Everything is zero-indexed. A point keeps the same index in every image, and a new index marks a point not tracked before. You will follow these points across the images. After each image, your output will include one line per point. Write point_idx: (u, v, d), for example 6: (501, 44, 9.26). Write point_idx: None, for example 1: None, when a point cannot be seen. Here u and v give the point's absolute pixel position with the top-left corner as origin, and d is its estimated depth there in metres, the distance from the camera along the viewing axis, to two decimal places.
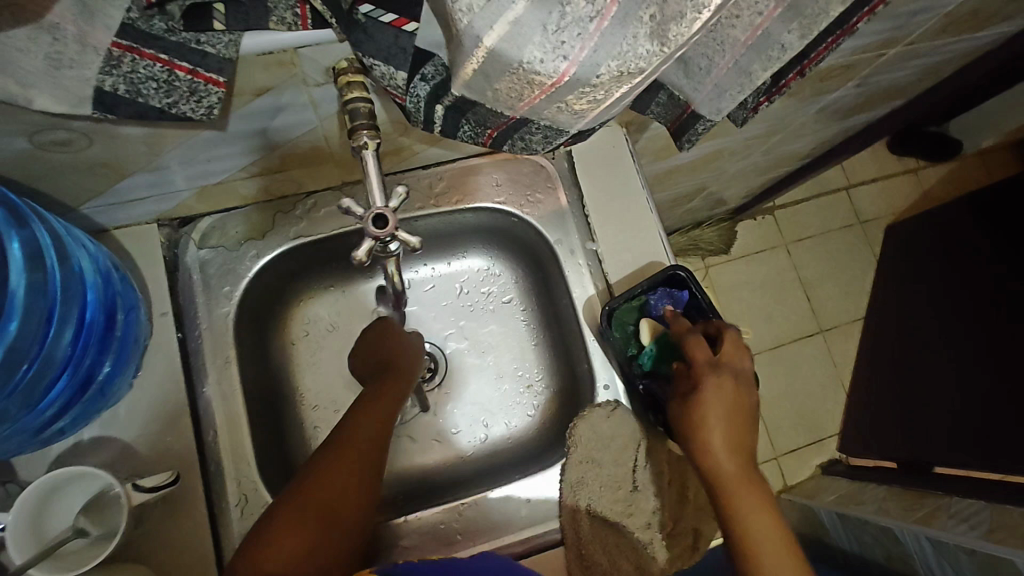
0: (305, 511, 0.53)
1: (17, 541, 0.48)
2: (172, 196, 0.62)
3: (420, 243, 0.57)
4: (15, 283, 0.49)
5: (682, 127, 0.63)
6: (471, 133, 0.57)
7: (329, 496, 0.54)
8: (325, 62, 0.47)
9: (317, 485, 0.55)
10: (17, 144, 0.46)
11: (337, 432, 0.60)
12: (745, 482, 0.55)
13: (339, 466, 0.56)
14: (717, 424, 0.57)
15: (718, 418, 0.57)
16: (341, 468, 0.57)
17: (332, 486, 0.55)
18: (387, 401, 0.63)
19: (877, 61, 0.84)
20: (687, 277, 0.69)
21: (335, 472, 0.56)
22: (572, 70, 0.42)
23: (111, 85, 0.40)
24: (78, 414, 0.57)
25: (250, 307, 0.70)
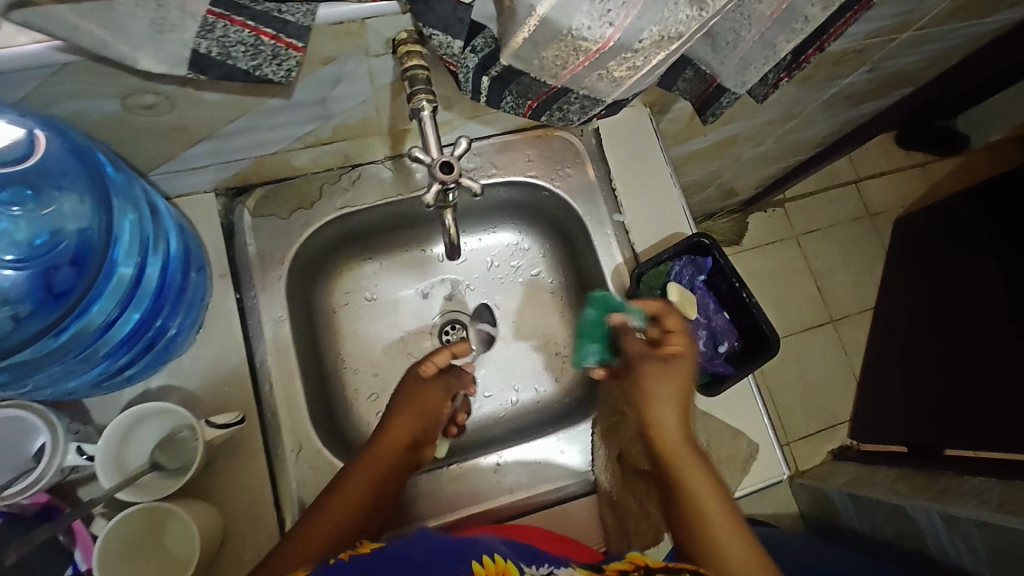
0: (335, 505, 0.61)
1: (105, 468, 0.55)
2: (231, 164, 0.67)
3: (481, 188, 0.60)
4: (122, 242, 0.55)
5: (707, 101, 0.68)
6: (513, 104, 0.61)
7: (361, 493, 0.62)
8: (387, 33, 0.52)
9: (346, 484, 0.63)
10: (109, 106, 0.51)
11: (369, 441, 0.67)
12: (689, 458, 0.61)
13: (367, 471, 0.64)
14: (668, 408, 0.63)
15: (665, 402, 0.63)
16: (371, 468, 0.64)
17: (360, 486, 0.63)
18: (416, 410, 0.70)
19: (889, 46, 0.88)
20: (710, 245, 0.73)
21: (362, 473, 0.64)
22: (617, 35, 0.47)
23: (205, 48, 0.44)
24: (148, 364, 0.62)
25: (299, 272, 0.75)
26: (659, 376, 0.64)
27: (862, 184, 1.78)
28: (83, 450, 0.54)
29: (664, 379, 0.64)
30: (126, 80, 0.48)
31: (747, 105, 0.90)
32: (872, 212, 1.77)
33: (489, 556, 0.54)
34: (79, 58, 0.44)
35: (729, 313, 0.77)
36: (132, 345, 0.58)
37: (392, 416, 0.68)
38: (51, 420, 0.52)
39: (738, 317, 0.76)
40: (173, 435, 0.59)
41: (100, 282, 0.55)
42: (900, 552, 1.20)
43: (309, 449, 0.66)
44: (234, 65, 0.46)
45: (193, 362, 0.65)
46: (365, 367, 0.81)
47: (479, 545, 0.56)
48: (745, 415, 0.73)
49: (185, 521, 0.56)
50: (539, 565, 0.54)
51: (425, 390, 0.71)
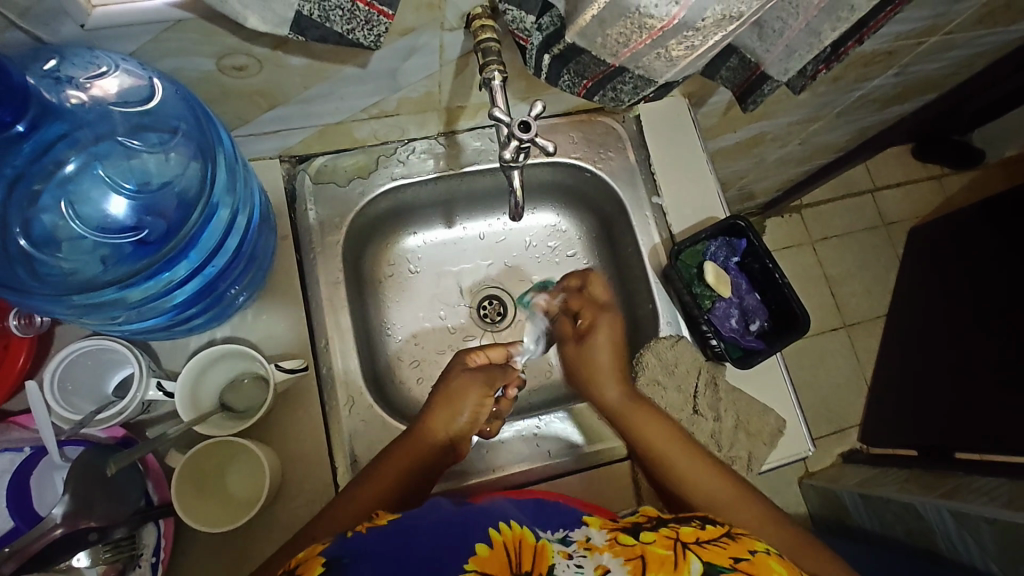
0: (372, 491, 0.61)
1: (184, 403, 0.59)
2: (298, 133, 0.71)
3: (553, 149, 0.59)
4: (217, 199, 0.57)
5: (750, 88, 0.71)
6: (570, 83, 0.65)
7: (395, 478, 0.62)
8: (464, 7, 0.56)
9: (385, 464, 0.63)
10: (205, 66, 0.54)
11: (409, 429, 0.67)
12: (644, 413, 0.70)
13: (404, 457, 0.64)
14: (604, 378, 0.74)
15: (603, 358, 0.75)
16: (407, 453, 0.64)
17: (397, 470, 0.63)
18: (456, 403, 0.68)
19: (917, 50, 0.92)
20: (746, 227, 0.78)
21: (398, 460, 0.63)
22: (682, 14, 0.51)
23: (308, 10, 0.48)
24: (216, 314, 0.65)
25: (352, 239, 0.78)
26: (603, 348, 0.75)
27: (878, 193, 1.81)
28: (163, 386, 0.59)
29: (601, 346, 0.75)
30: (228, 40, 0.52)
31: (779, 101, 0.94)
32: (888, 221, 1.79)
33: (504, 523, 0.51)
34: (192, 16, 0.48)
35: (761, 294, 0.80)
36: (199, 301, 0.62)
37: (432, 406, 0.68)
38: (137, 356, 0.57)
39: (769, 296, 0.80)
40: (240, 380, 0.64)
41: (195, 232, 0.57)
42: (910, 550, 1.21)
43: (360, 402, 0.70)
44: (330, 28, 0.50)
45: (254, 315, 0.69)
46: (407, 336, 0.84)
47: (492, 511, 0.53)
48: (774, 390, 0.76)
49: (252, 459, 0.60)
50: (553, 530, 0.52)
51: (465, 379, 0.70)
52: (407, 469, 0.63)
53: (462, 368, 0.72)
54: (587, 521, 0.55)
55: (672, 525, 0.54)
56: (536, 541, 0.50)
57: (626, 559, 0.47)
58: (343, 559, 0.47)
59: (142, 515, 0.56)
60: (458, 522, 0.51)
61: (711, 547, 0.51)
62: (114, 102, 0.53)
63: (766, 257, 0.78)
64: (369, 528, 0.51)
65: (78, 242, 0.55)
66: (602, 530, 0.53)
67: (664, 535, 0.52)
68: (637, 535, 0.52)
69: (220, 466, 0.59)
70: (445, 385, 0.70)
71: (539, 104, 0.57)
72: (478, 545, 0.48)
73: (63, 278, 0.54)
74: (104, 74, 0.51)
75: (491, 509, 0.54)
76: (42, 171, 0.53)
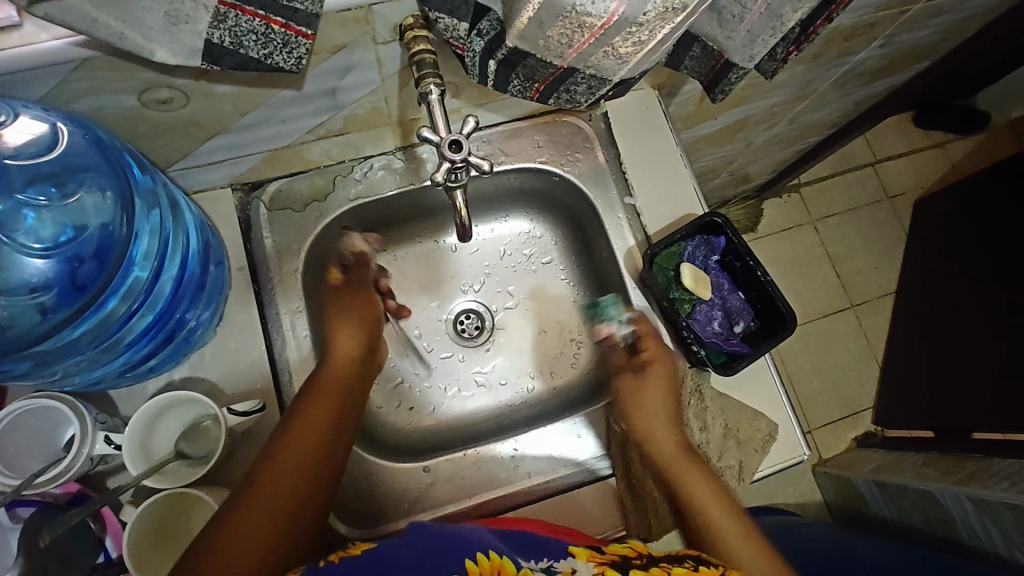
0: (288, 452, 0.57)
1: (131, 456, 0.57)
2: (243, 160, 0.68)
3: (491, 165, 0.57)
4: (139, 230, 0.54)
5: (716, 77, 0.67)
6: (520, 88, 0.61)
7: (309, 443, 0.58)
8: (394, 19, 0.53)
9: (299, 421, 0.59)
10: (127, 102, 0.52)
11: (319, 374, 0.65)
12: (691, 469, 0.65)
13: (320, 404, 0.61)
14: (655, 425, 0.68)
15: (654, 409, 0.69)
16: (320, 409, 0.61)
17: (318, 419, 0.60)
18: (354, 321, 0.70)
19: (900, 19, 0.87)
20: (724, 223, 0.73)
21: (315, 413, 0.60)
22: (621, 9, 0.47)
23: (218, 38, 0.45)
24: (171, 354, 0.62)
25: (315, 264, 0.75)
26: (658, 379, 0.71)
27: (879, 166, 1.74)
28: (111, 437, 0.56)
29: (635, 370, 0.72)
30: (143, 73, 0.49)
31: (757, 84, 0.89)
32: (890, 195, 1.72)
33: (481, 554, 0.49)
34: (98, 53, 0.45)
35: (745, 292, 0.76)
36: (155, 334, 0.58)
37: (343, 338, 0.68)
38: (80, 411, 0.54)
39: (754, 295, 0.75)
40: (195, 426, 0.61)
41: (122, 266, 0.54)
42: (931, 540, 1.16)
43: None
44: (246, 54, 0.47)
45: (213, 353, 0.66)
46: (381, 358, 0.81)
47: (468, 542, 0.51)
48: (765, 393, 0.72)
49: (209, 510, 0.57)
50: (537, 559, 0.49)
51: (355, 301, 0.71)
52: (326, 422, 0.60)
53: (349, 294, 0.72)
54: (574, 551, 0.51)
55: (663, 563, 0.51)
56: (517, 571, 0.48)
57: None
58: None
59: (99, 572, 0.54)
60: (434, 552, 0.49)
61: None
62: (13, 154, 0.53)
63: (748, 255, 0.73)
64: (342, 558, 0.50)
65: (12, 296, 0.54)
66: (589, 562, 0.50)
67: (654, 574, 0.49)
68: (626, 570, 0.49)
69: (181, 519, 0.57)
70: (329, 324, 0.69)
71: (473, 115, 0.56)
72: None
73: (6, 331, 0.52)
74: (4, 124, 0.49)
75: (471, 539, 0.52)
76: None
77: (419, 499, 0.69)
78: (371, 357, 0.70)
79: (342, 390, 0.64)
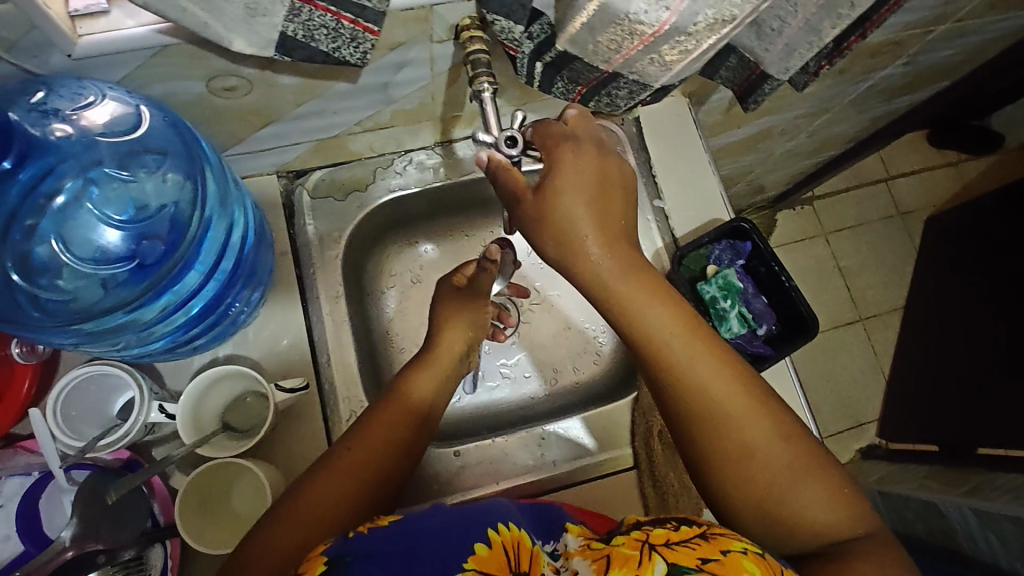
0: (337, 479, 0.55)
1: (184, 425, 0.59)
2: (292, 148, 0.70)
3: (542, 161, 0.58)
4: (210, 215, 0.58)
5: (750, 88, 0.70)
6: (564, 90, 0.64)
7: (370, 458, 0.58)
8: (452, 19, 0.55)
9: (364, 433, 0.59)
10: (195, 89, 0.55)
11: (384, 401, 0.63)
12: (684, 342, 0.52)
13: (380, 436, 0.59)
14: (592, 243, 0.51)
15: (600, 250, 0.52)
16: (388, 423, 0.60)
17: (374, 452, 0.58)
18: (462, 325, 0.70)
19: (925, 39, 0.89)
20: (750, 229, 0.75)
21: (380, 424, 0.60)
22: (673, 19, 0.49)
23: (292, 31, 0.48)
24: (214, 336, 0.65)
25: (353, 252, 0.78)
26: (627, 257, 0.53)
27: (892, 182, 1.76)
28: (165, 408, 0.59)
29: (605, 255, 0.52)
30: (216, 63, 0.51)
31: (783, 96, 0.92)
32: (903, 211, 1.75)
33: (501, 525, 0.50)
34: (177, 41, 0.48)
35: (768, 296, 0.78)
36: (202, 320, 0.61)
37: (421, 370, 0.66)
38: (138, 380, 0.57)
39: (776, 299, 0.78)
40: (242, 399, 0.64)
41: (192, 250, 0.57)
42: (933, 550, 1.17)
43: None
44: (316, 47, 0.50)
45: (256, 334, 0.69)
46: (410, 345, 0.82)
47: (490, 514, 0.52)
48: None
49: (255, 479, 0.60)
50: (545, 542, 0.52)
51: (459, 307, 0.71)
52: (390, 435, 0.60)
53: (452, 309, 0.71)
54: (569, 528, 0.54)
55: (646, 526, 0.49)
56: (533, 546, 0.50)
57: (594, 562, 0.45)
58: (347, 557, 0.45)
59: (148, 537, 0.57)
60: (460, 524, 0.50)
61: (680, 548, 0.45)
62: (101, 132, 0.54)
63: (772, 260, 0.76)
64: (370, 527, 0.50)
65: (75, 269, 0.56)
66: (579, 537, 0.51)
67: (635, 537, 0.47)
68: (609, 539, 0.49)
69: (226, 485, 0.60)
70: (439, 323, 0.70)
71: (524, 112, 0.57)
72: (475, 545, 0.46)
73: (68, 304, 0.54)
74: (92, 104, 0.51)
75: (494, 511, 0.53)
76: (35, 206, 0.54)
77: (447, 483, 0.71)
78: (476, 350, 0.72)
79: (414, 412, 0.62)
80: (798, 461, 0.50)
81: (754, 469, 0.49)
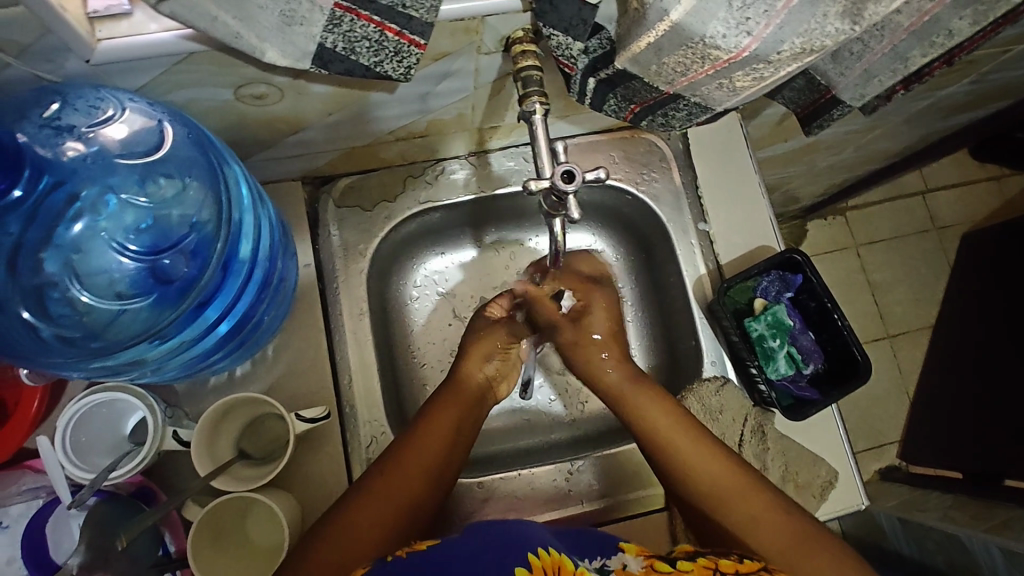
0: (399, 470, 0.56)
1: (199, 454, 0.56)
2: (320, 155, 0.66)
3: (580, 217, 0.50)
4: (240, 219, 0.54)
5: (816, 111, 0.64)
6: (616, 108, 0.58)
7: (433, 447, 0.58)
8: (503, 31, 0.51)
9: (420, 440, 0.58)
10: (221, 96, 0.50)
11: (443, 391, 0.64)
12: (675, 429, 0.61)
13: (441, 421, 0.60)
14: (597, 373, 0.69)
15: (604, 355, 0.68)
16: (447, 413, 0.62)
17: (437, 438, 0.59)
18: (481, 355, 0.68)
19: (1001, 57, 0.83)
20: (803, 261, 0.71)
21: (435, 426, 0.60)
22: (753, 46, 0.44)
23: (331, 43, 0.43)
24: (235, 355, 0.62)
25: (378, 264, 0.74)
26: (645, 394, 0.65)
27: (931, 196, 1.57)
28: (178, 434, 0.56)
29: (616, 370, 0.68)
30: (246, 71, 0.47)
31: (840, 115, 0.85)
32: (939, 226, 1.56)
33: (542, 548, 0.45)
34: (204, 49, 0.43)
35: (814, 332, 0.74)
36: (226, 343, 0.58)
37: (466, 362, 0.68)
38: (149, 401, 0.55)
39: (824, 337, 0.73)
40: (260, 423, 0.61)
41: (218, 274, 0.54)
42: None
43: (384, 442, 0.67)
44: (356, 60, 0.45)
45: (275, 351, 0.65)
46: (433, 362, 0.78)
47: (528, 535, 0.48)
48: (826, 438, 0.71)
49: (269, 510, 0.56)
50: (591, 559, 0.46)
51: (483, 336, 0.70)
52: (445, 436, 0.60)
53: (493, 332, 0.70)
54: (624, 546, 0.49)
55: (709, 555, 0.49)
56: (576, 569, 0.44)
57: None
58: None
59: (159, 566, 0.54)
60: (495, 547, 0.46)
61: None
62: (120, 152, 0.50)
63: (825, 296, 0.71)
64: (409, 552, 0.47)
65: (90, 299, 0.51)
66: (638, 557, 0.47)
67: (702, 565, 0.47)
68: (674, 562, 0.47)
69: (240, 518, 0.56)
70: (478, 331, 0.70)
71: (564, 145, 0.51)
72: (515, 568, 0.43)
73: (87, 337, 0.51)
74: (110, 119, 0.48)
75: (531, 531, 0.49)
76: (44, 231, 0.50)
77: (468, 512, 0.69)
78: (502, 380, 0.70)
79: (472, 397, 0.65)
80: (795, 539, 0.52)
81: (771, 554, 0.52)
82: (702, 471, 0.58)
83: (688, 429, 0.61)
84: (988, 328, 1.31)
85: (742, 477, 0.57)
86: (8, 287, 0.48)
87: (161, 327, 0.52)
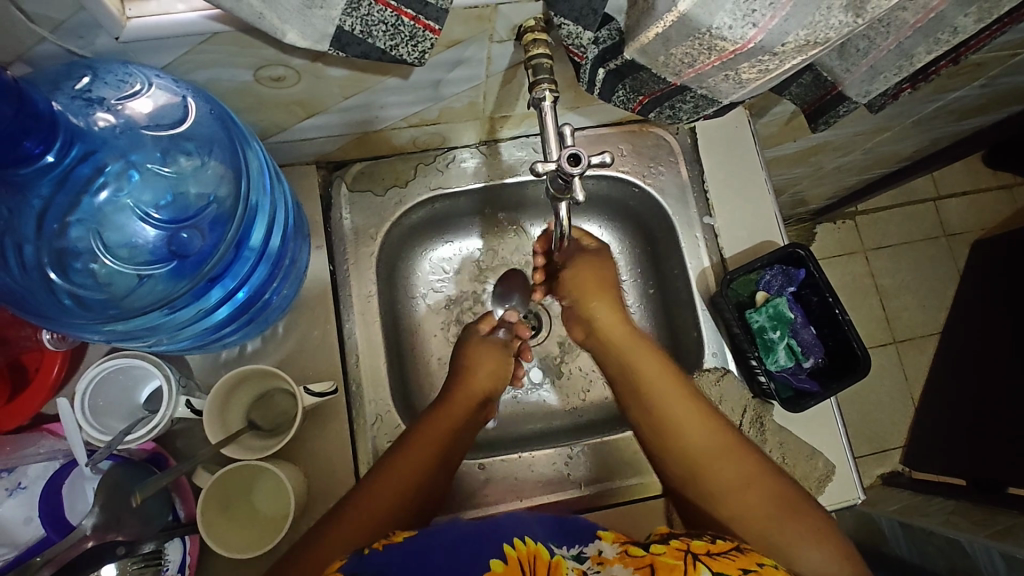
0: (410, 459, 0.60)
1: (211, 423, 0.58)
2: (334, 140, 0.68)
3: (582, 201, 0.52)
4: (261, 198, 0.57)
5: (822, 108, 0.65)
6: (624, 99, 0.59)
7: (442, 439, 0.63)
8: (515, 20, 0.52)
9: (413, 443, 0.61)
10: (243, 77, 0.52)
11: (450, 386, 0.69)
12: (665, 380, 0.64)
13: (450, 416, 0.65)
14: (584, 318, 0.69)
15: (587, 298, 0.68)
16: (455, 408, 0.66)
17: (445, 430, 0.64)
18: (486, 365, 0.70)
19: (1010, 61, 0.83)
20: (806, 256, 0.72)
21: (444, 418, 0.65)
22: (759, 37, 0.45)
23: (349, 25, 0.45)
24: (246, 330, 0.64)
25: (388, 250, 0.76)
26: (636, 351, 0.66)
27: (941, 203, 1.57)
28: (192, 403, 0.58)
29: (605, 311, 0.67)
30: (265, 52, 0.48)
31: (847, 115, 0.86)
32: (948, 232, 1.55)
33: (518, 539, 0.46)
34: (228, 29, 0.45)
35: (816, 328, 0.75)
36: (237, 315, 0.61)
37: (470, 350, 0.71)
38: (165, 371, 0.57)
39: (826, 332, 0.74)
40: (270, 397, 0.63)
41: (233, 251, 0.56)
42: None
43: (389, 421, 0.68)
44: (373, 44, 0.47)
45: (286, 330, 0.67)
46: (438, 347, 0.80)
47: (505, 528, 0.49)
48: (824, 433, 0.71)
49: (277, 480, 0.58)
50: (569, 545, 0.47)
51: (479, 349, 0.71)
52: (453, 429, 0.65)
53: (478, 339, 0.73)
54: (601, 533, 0.50)
55: (682, 537, 0.50)
56: (552, 557, 0.45)
57: (636, 568, 0.44)
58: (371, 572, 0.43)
59: (168, 531, 0.56)
60: (479, 539, 0.47)
61: (722, 558, 0.46)
62: (145, 125, 0.52)
63: (828, 291, 0.72)
64: (385, 546, 0.47)
65: (110, 266, 0.53)
66: (614, 544, 0.49)
67: (674, 546, 0.48)
68: (647, 546, 0.48)
69: (247, 486, 0.58)
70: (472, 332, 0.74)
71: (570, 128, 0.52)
72: (491, 561, 0.43)
73: (105, 304, 0.53)
74: (137, 93, 0.50)
75: (509, 523, 0.50)
76: (69, 199, 0.51)
77: (469, 493, 0.70)
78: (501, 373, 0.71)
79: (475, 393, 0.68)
80: (774, 511, 0.56)
81: (747, 519, 0.56)
82: (689, 426, 0.61)
83: (681, 387, 0.64)
84: (994, 335, 1.30)
85: (731, 445, 0.60)
86: (34, 248, 0.50)
87: (179, 297, 0.55)
